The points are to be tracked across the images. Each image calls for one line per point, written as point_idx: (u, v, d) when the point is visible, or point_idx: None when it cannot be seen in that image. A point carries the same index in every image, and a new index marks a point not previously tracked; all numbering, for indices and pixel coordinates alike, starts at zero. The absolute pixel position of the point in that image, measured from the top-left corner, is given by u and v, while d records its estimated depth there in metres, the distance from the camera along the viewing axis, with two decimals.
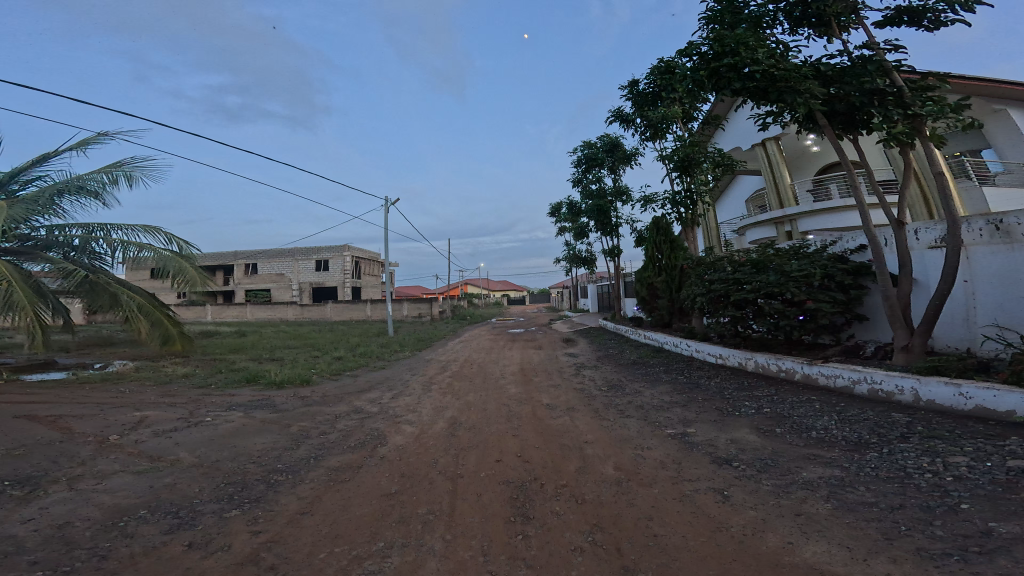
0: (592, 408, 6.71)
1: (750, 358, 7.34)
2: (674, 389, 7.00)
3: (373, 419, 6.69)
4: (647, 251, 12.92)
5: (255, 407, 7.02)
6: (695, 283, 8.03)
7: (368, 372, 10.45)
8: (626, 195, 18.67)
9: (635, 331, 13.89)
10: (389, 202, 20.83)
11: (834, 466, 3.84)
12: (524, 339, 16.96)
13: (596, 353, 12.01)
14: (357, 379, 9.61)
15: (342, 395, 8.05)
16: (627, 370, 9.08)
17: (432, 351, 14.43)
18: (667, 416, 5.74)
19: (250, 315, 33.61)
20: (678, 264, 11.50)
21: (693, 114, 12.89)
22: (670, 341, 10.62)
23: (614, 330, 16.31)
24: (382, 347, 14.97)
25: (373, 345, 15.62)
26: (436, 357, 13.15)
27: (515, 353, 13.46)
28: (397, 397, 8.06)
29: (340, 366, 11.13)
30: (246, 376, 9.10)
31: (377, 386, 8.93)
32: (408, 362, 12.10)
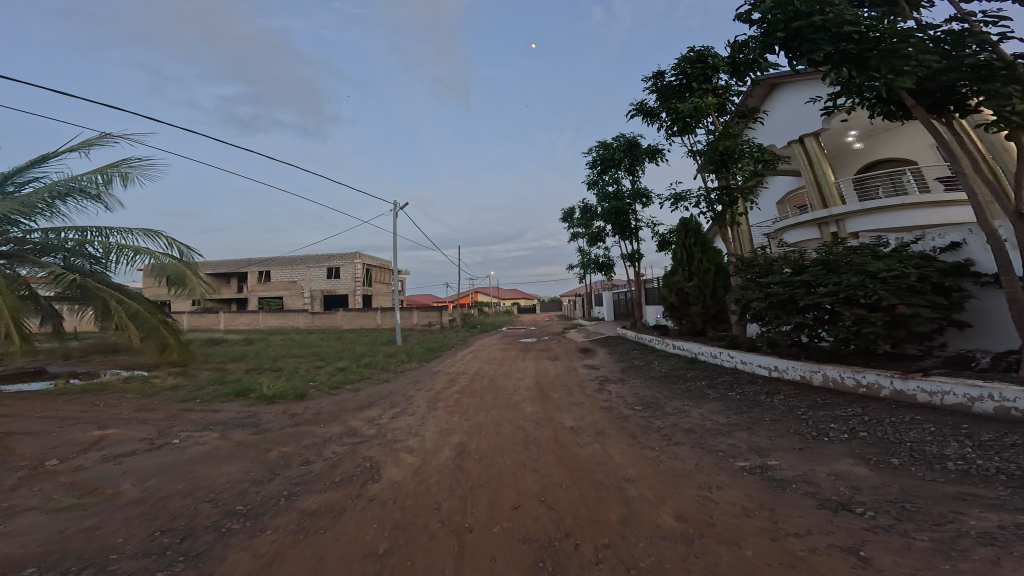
0: (630, 432, 5.60)
1: (817, 371, 6.21)
2: (728, 408, 5.84)
3: (368, 443, 5.70)
4: (674, 256, 11.87)
5: (235, 426, 6.13)
6: (744, 287, 6.95)
7: (369, 385, 9.52)
8: (646, 197, 17.61)
9: (661, 340, 12.72)
10: (397, 206, 20.15)
11: (1010, 511, 2.71)
12: (539, 349, 15.85)
13: (620, 365, 10.86)
14: (355, 394, 8.66)
15: (337, 413, 7.11)
16: (661, 385, 7.93)
17: (440, 362, 13.43)
18: (730, 443, 4.62)
19: (261, 323, 33.40)
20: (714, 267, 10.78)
21: (727, 106, 11.89)
22: (707, 352, 9.49)
23: (636, 338, 15.14)
24: (389, 357, 14.06)
25: (378, 355, 14.72)
26: (444, 369, 12.12)
27: (530, 364, 12.37)
28: (399, 415, 7.08)
29: (340, 377, 10.26)
30: (235, 390, 8.28)
31: (377, 402, 7.98)
32: (415, 375, 11.14)
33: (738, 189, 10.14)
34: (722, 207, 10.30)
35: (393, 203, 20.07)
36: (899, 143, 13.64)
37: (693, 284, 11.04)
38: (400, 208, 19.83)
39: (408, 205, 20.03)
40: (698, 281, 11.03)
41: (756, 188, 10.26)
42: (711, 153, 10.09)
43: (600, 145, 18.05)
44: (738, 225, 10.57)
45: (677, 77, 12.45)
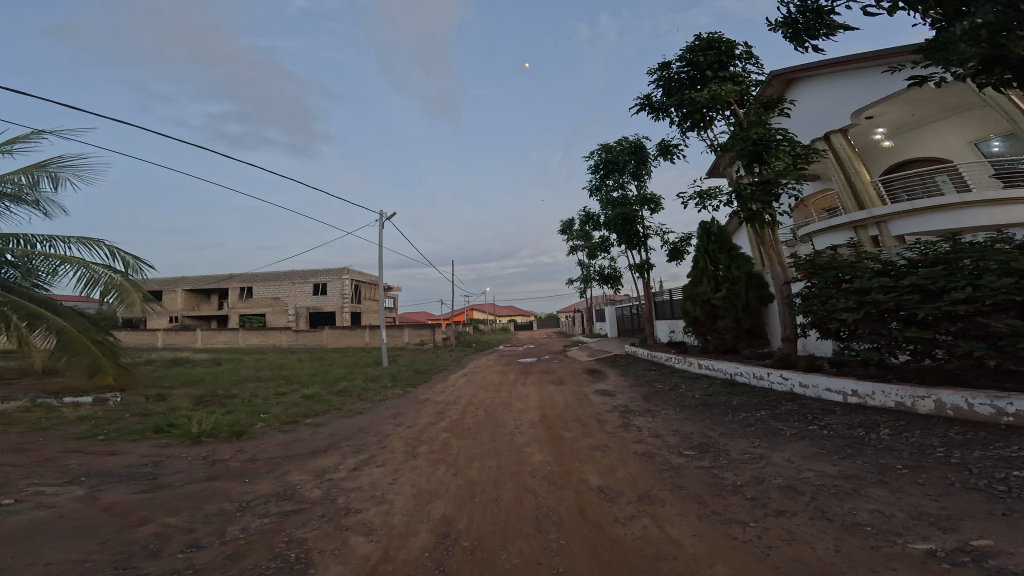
0: (690, 493, 3.95)
1: (929, 396, 4.91)
2: (823, 453, 4.34)
3: (311, 511, 3.95)
4: (696, 265, 10.45)
5: (120, 479, 4.32)
6: (818, 294, 5.60)
7: (335, 419, 7.68)
8: (654, 202, 16.46)
9: (681, 359, 11.14)
10: (384, 216, 18.69)
11: None
12: (540, 371, 14.08)
13: (639, 391, 9.18)
14: (314, 431, 6.83)
15: (279, 459, 5.33)
16: (703, 418, 6.29)
17: (428, 388, 11.60)
18: (870, 511, 3.15)
19: (241, 341, 31.36)
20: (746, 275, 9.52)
21: (747, 95, 10.72)
22: (748, 372, 8.02)
23: (649, 357, 13.53)
24: (369, 382, 12.18)
25: (357, 379, 12.84)
26: (430, 397, 10.27)
27: (532, 390, 10.61)
28: (363, 466, 5.32)
29: (301, 407, 8.40)
30: (153, 425, 6.38)
31: (341, 444, 6.19)
32: (396, 405, 9.34)
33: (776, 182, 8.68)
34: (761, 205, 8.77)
35: (379, 213, 18.63)
36: (927, 144, 12.89)
37: (722, 294, 9.57)
38: (386, 218, 18.46)
39: (394, 216, 18.65)
40: (728, 290, 9.58)
41: (794, 182, 8.90)
42: (739, 144, 8.81)
43: (602, 148, 17.07)
44: (779, 225, 9.04)
45: (687, 68, 11.51)
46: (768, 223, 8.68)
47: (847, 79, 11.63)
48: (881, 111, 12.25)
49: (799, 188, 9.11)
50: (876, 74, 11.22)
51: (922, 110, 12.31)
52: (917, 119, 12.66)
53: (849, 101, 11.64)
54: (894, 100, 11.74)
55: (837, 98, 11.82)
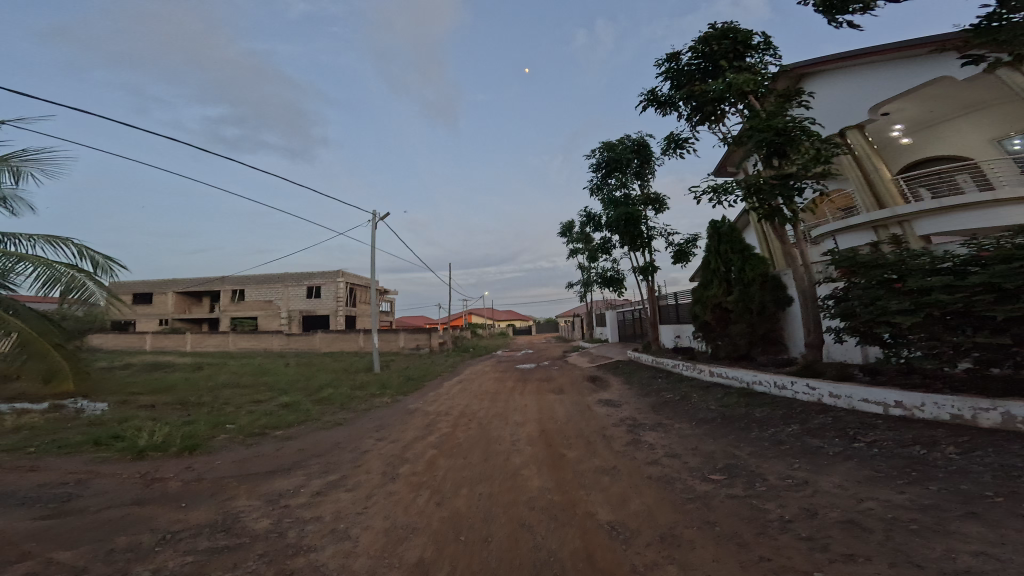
0: (725, 532, 3.18)
1: (995, 407, 4.24)
2: (884, 477, 3.58)
3: (246, 549, 3.17)
4: (707, 266, 9.77)
5: (19, 506, 3.54)
6: (860, 295, 4.89)
7: (308, 432, 6.88)
8: (659, 202, 15.84)
9: (690, 366, 10.39)
10: (376, 217, 18.01)
11: None
12: (538, 379, 13.28)
13: (647, 401, 8.41)
14: (281, 446, 6.03)
15: (228, 482, 4.52)
16: (725, 433, 5.53)
17: (417, 397, 10.78)
18: (972, 556, 2.42)
19: (232, 345, 30.61)
20: (761, 278, 8.85)
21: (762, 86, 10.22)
22: (769, 379, 7.30)
23: (654, 364, 12.76)
24: (355, 390, 11.37)
25: (342, 386, 12.03)
26: (418, 408, 9.45)
27: (530, 400, 9.81)
28: (327, 491, 4.52)
29: (274, 418, 7.62)
30: (95, 437, 5.62)
31: (307, 463, 5.39)
32: (381, 415, 8.54)
33: (800, 174, 7.99)
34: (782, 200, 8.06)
35: (372, 213, 18.02)
36: (946, 141, 12.26)
37: (736, 297, 8.86)
38: (380, 219, 17.77)
39: (388, 216, 17.98)
40: (742, 293, 8.89)
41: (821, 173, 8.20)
42: (756, 137, 8.19)
43: (605, 145, 16.65)
44: (801, 222, 8.31)
45: (698, 58, 10.94)
46: (790, 221, 7.96)
47: (864, 73, 11.10)
48: (898, 107, 11.65)
49: (824, 182, 8.38)
50: (896, 67, 10.65)
51: (942, 106, 11.70)
52: (935, 115, 12.06)
53: (868, 95, 11.03)
54: (913, 95, 11.14)
55: (854, 92, 11.26)
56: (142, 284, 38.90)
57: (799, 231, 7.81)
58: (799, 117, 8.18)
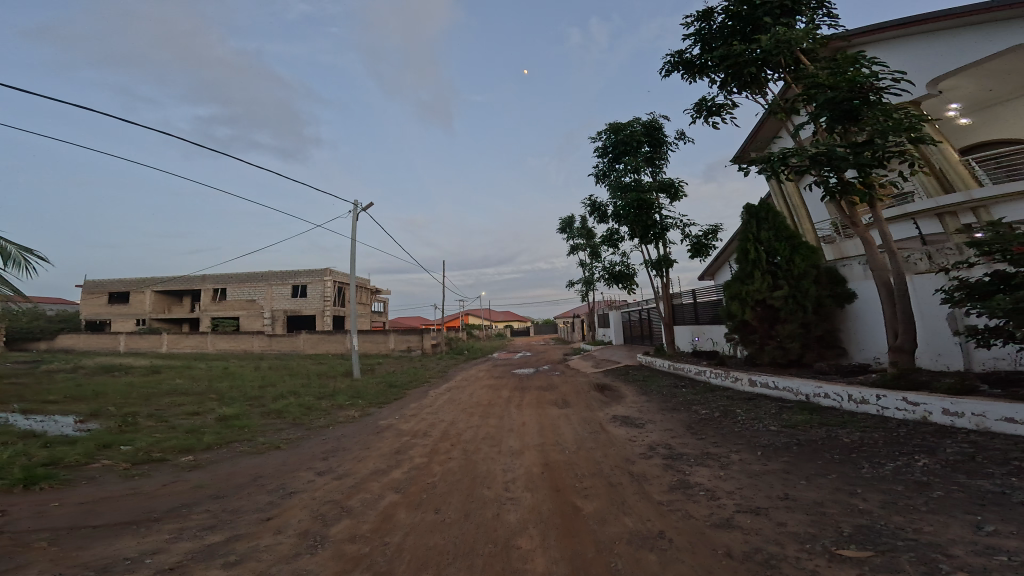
0: None
1: None
2: None
3: None
4: (742, 257, 8.24)
5: None
6: None
7: (229, 461, 5.16)
8: (673, 189, 14.17)
9: (721, 373, 8.72)
10: (358, 206, 16.34)
11: None
12: (538, 388, 11.52)
13: (676, 418, 6.72)
14: (176, 486, 4.29)
15: (34, 552, 2.85)
16: (816, 471, 3.89)
17: (393, 410, 9.00)
18: None
19: (211, 346, 28.81)
20: (811, 271, 7.41)
21: (810, 49, 8.98)
22: (845, 392, 5.72)
23: (672, 371, 11.07)
24: (320, 400, 9.61)
25: (307, 395, 10.27)
26: (390, 425, 7.68)
27: (529, 415, 8.11)
28: (198, 566, 2.83)
29: (191, 440, 5.88)
30: None
31: (198, 515, 3.66)
32: (340, 434, 6.82)
33: (878, 141, 6.30)
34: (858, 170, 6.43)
35: (353, 203, 16.37)
36: (1007, 123, 10.68)
37: (784, 291, 7.31)
38: (360, 210, 16.37)
39: (371, 205, 16.34)
40: (791, 289, 7.36)
41: (908, 140, 6.42)
42: (821, 98, 6.73)
43: (613, 127, 15.20)
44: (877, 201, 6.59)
45: (733, 18, 9.58)
46: (865, 197, 6.38)
47: (922, 41, 9.63)
48: (954, 84, 10.10)
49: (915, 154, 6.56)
50: (958, 36, 9.26)
51: (1003, 84, 10.16)
52: (997, 94, 10.48)
53: (925, 64, 9.56)
54: (975, 70, 9.60)
55: (910, 63, 9.73)
56: (120, 283, 36.97)
57: (875, 210, 6.30)
58: (872, 73, 6.72)
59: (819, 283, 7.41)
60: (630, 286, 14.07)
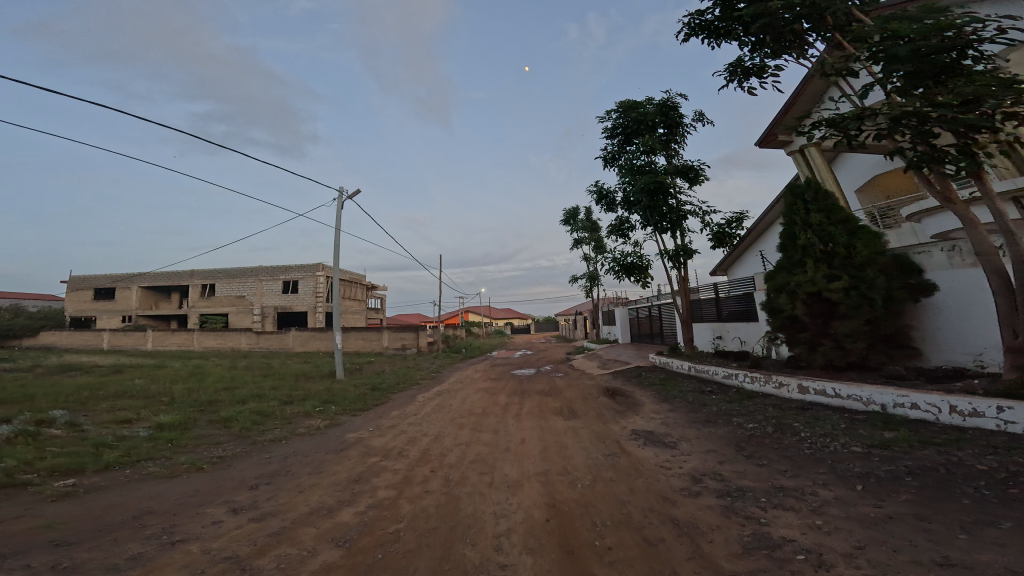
0: None
1: None
2: None
3: None
4: (787, 242, 6.98)
5: None
6: None
7: (121, 495, 3.87)
8: (692, 172, 12.74)
9: (758, 380, 7.35)
10: (344, 194, 14.97)
11: None
12: (539, 393, 10.12)
13: (714, 435, 5.38)
14: (14, 539, 2.98)
15: None
16: (976, 519, 2.64)
17: (367, 420, 7.63)
18: None
19: (197, 343, 27.53)
20: (877, 261, 6.05)
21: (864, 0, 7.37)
22: (946, 402, 4.43)
23: (694, 374, 9.68)
24: (284, 407, 8.24)
25: (273, 399, 8.93)
26: (359, 440, 6.31)
27: (530, 429, 6.75)
28: None
29: (89, 462, 4.57)
30: None
31: None
32: (292, 453, 5.48)
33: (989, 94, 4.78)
34: (957, 134, 4.97)
35: (339, 189, 15.00)
36: None
37: (845, 283, 5.94)
38: (346, 197, 14.95)
39: (358, 192, 14.96)
40: (854, 280, 6.02)
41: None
42: (899, 52, 5.27)
43: (624, 105, 13.84)
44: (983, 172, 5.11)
45: None
46: (967, 164, 4.94)
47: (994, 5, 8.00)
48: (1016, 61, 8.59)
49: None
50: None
51: None
52: None
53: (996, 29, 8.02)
54: None
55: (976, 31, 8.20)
56: (106, 279, 35.70)
57: (984, 184, 4.88)
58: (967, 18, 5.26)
59: (888, 272, 6.06)
60: (643, 279, 12.63)
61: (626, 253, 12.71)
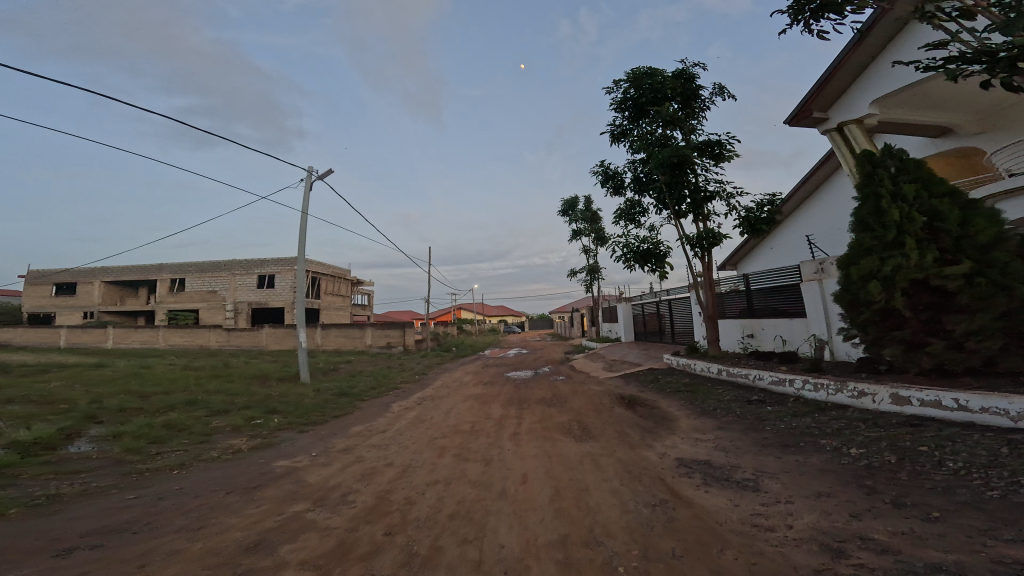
0: None
1: None
2: None
3: None
4: (869, 220, 5.43)
5: None
6: None
7: None
8: (715, 148, 11.10)
9: (827, 388, 5.85)
10: (313, 173, 13.05)
11: None
12: (539, 401, 8.40)
13: (805, 474, 3.76)
14: None
15: None
16: None
17: (316, 439, 5.83)
18: None
19: (162, 341, 25.30)
20: (999, 247, 4.64)
21: None
22: None
23: (727, 379, 8.07)
24: (210, 420, 6.39)
25: (203, 409, 7.10)
26: (294, 472, 4.54)
27: (535, 459, 5.05)
28: None
29: None
30: None
31: None
32: (181, 492, 3.77)
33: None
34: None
35: (308, 168, 13.08)
36: None
37: (961, 270, 4.55)
38: (316, 176, 13.06)
39: (329, 172, 13.05)
40: (975, 267, 4.60)
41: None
42: None
43: (635, 72, 12.18)
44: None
45: None
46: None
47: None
48: None
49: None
50: None
51: None
52: None
53: None
54: None
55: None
56: (67, 273, 33.08)
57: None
58: None
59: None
60: (659, 268, 10.96)
61: (640, 238, 11.00)
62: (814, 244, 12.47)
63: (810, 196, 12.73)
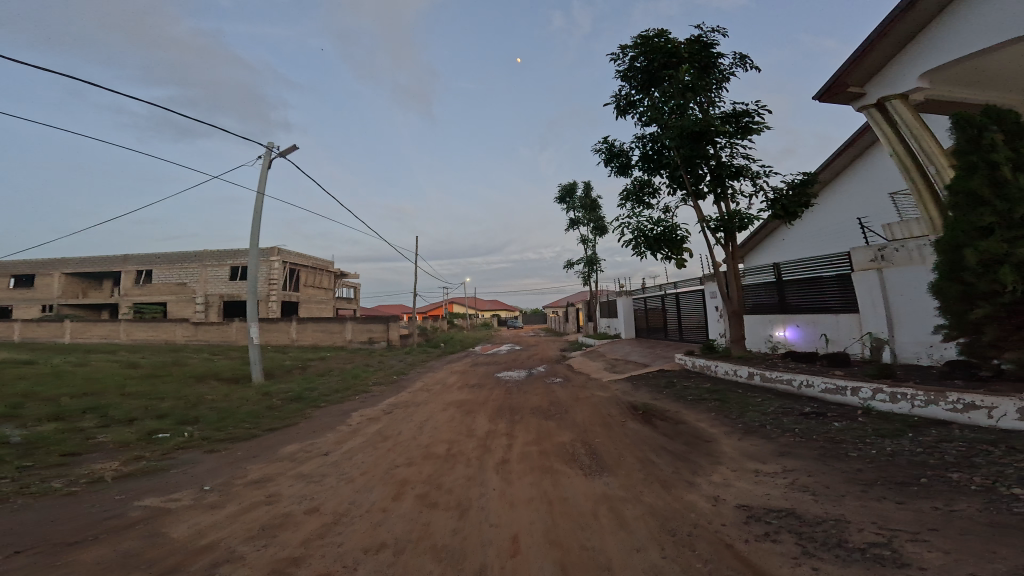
0: None
1: None
2: None
3: None
4: (984, 191, 4.03)
5: None
6: None
7: None
8: (739, 118, 9.65)
9: (917, 399, 4.51)
10: (273, 148, 11.29)
11: None
12: (534, 412, 6.89)
13: (965, 544, 2.36)
14: None
15: None
16: None
17: (225, 465, 4.32)
18: None
19: (123, 335, 23.33)
20: None
21: None
22: None
23: (762, 386, 6.65)
24: (92, 438, 4.81)
25: (94, 422, 5.50)
26: (159, 523, 3.03)
27: (530, 507, 3.56)
28: None
29: None
30: None
31: None
32: None
33: None
34: None
35: (267, 142, 11.32)
36: None
37: None
38: (275, 152, 11.28)
39: (291, 147, 11.31)
40: None
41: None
42: None
43: (645, 34, 10.65)
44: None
45: None
46: None
47: None
48: None
49: None
50: None
51: None
52: None
53: None
54: None
55: None
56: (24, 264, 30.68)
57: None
58: None
59: None
60: (675, 255, 9.50)
61: (652, 221, 9.52)
62: (865, 226, 10.70)
63: (850, 165, 11.13)
